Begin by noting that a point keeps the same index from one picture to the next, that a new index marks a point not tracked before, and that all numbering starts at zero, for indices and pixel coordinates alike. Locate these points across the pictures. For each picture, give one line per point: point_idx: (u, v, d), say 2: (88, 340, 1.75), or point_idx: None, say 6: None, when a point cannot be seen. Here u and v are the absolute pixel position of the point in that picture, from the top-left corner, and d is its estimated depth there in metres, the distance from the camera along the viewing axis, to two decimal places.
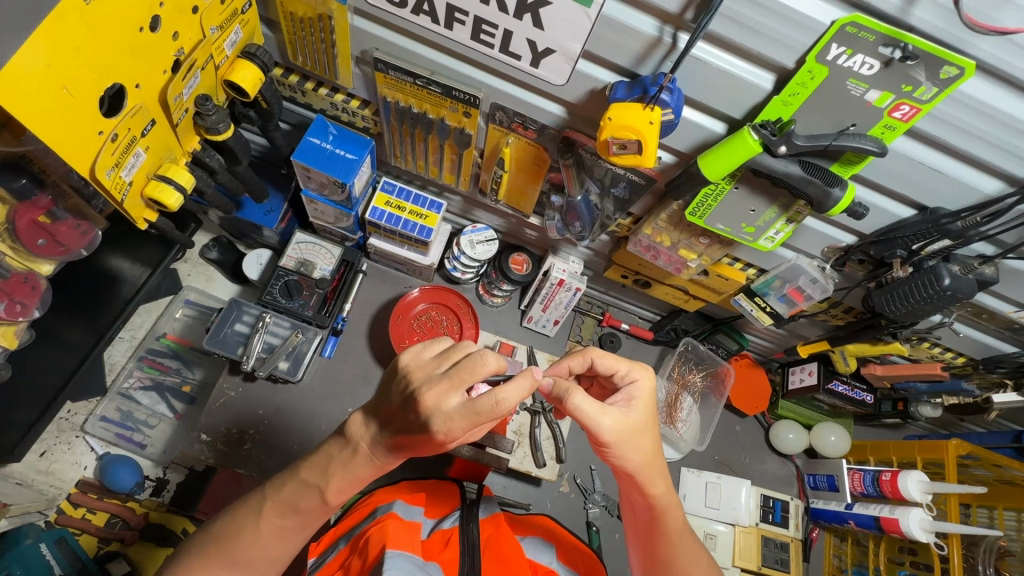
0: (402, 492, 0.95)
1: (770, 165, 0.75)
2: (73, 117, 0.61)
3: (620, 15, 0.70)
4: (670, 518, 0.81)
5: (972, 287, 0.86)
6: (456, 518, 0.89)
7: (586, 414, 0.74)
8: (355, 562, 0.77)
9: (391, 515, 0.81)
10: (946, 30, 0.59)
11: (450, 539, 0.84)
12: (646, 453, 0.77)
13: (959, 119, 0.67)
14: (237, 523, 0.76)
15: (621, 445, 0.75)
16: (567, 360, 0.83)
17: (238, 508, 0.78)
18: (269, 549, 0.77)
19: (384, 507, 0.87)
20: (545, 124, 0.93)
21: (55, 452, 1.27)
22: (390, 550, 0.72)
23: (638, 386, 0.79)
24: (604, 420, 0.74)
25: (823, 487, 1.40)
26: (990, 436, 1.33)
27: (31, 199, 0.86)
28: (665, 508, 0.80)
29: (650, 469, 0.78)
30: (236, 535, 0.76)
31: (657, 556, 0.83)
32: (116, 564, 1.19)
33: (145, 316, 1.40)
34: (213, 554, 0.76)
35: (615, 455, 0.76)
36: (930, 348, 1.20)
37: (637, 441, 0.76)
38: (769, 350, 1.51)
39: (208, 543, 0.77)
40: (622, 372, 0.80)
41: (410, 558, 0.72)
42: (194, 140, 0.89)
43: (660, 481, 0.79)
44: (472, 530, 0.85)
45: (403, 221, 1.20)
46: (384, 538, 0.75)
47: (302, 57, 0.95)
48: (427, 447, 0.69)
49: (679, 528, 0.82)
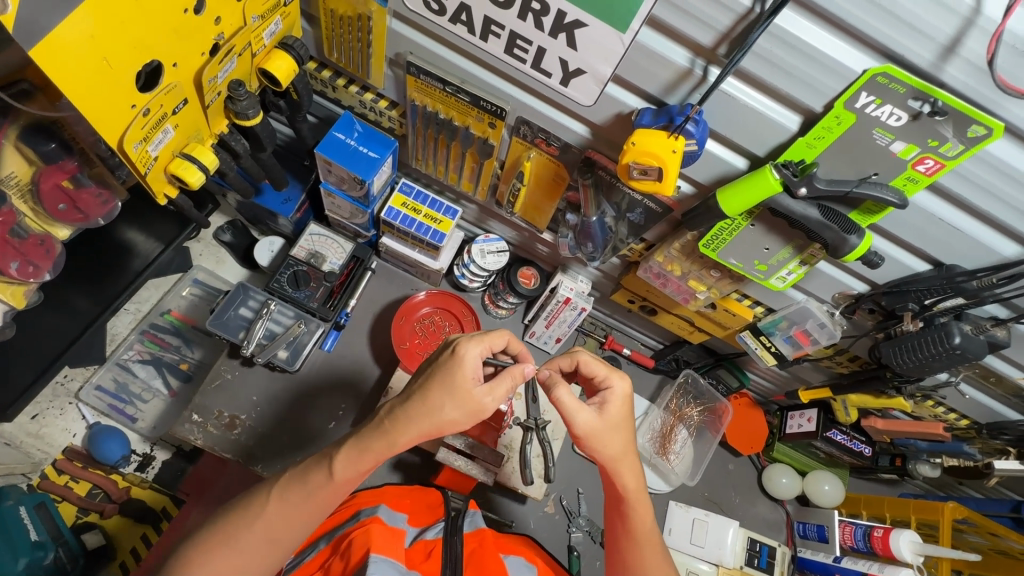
0: (387, 497, 0.95)
1: (788, 206, 0.76)
2: (110, 87, 0.62)
3: (653, 43, 0.71)
4: (636, 517, 0.83)
5: (982, 349, 0.83)
6: (440, 529, 0.88)
7: (566, 406, 0.78)
8: (336, 563, 0.77)
9: (375, 519, 0.80)
10: (977, 91, 0.58)
11: (433, 551, 0.83)
12: (619, 448, 0.81)
13: (982, 178, 0.66)
14: (269, 499, 0.77)
15: (593, 442, 0.80)
16: (557, 359, 0.88)
17: (264, 495, 0.78)
18: (273, 526, 0.76)
19: (368, 510, 0.86)
20: (567, 142, 0.94)
21: (47, 416, 1.29)
22: (374, 555, 0.72)
23: (612, 394, 0.81)
24: (581, 416, 0.79)
25: (812, 537, 1.38)
26: (988, 504, 1.30)
27: (57, 163, 0.86)
28: (635, 504, 0.83)
29: (625, 461, 0.82)
30: (267, 510, 0.76)
31: (621, 560, 0.84)
32: (91, 536, 1.22)
33: (152, 291, 1.41)
34: (236, 517, 0.77)
35: (590, 450, 0.81)
36: (934, 407, 1.17)
37: (614, 437, 0.80)
38: (769, 391, 1.48)
39: (231, 518, 0.78)
40: (601, 376, 0.83)
41: (393, 565, 0.72)
42: (222, 123, 0.89)
43: (631, 475, 0.82)
44: (455, 546, 0.83)
45: (417, 223, 1.22)
46: (368, 541, 0.75)
47: (337, 54, 0.97)
48: (450, 393, 0.74)
49: (647, 531, 0.83)
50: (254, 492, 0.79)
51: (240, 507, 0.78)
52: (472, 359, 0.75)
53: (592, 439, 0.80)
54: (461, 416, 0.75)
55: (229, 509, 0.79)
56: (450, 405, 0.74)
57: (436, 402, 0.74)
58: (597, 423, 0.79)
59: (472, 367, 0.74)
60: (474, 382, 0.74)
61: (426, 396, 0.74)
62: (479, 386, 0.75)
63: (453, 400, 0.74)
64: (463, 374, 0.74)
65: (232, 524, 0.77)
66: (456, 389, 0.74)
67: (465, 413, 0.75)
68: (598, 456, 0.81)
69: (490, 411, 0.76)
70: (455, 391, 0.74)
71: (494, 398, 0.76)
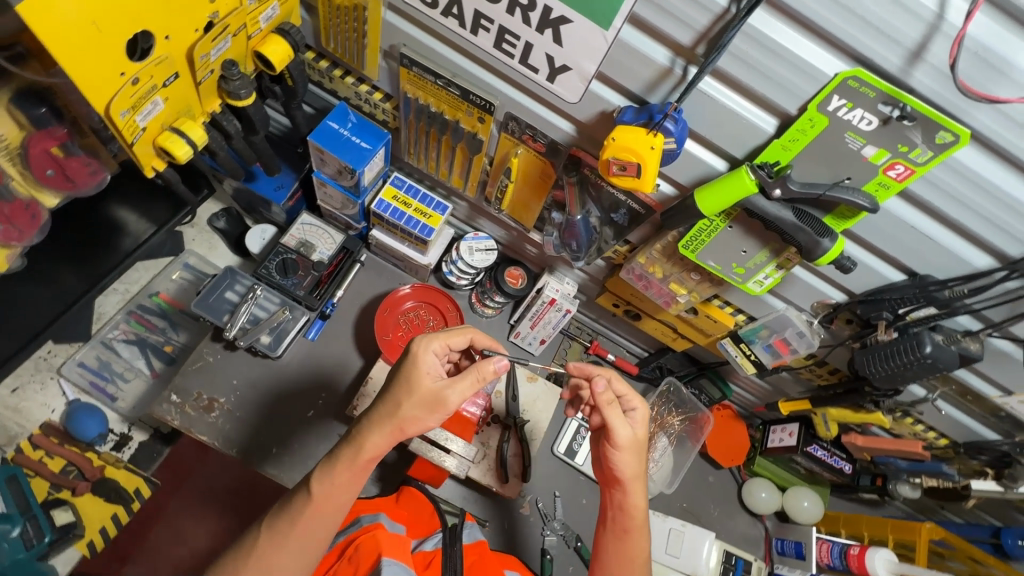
0: (385, 507, 1.00)
1: (764, 207, 0.77)
2: (98, 52, 0.64)
3: (635, 41, 0.72)
4: (634, 543, 0.88)
5: (954, 360, 0.83)
6: (440, 540, 0.94)
7: (611, 416, 0.87)
8: (342, 566, 0.83)
9: (380, 525, 0.86)
10: (942, 96, 0.59)
11: (433, 561, 0.90)
12: (638, 467, 0.90)
13: (952, 186, 0.67)
14: (260, 533, 0.78)
15: (624, 453, 0.88)
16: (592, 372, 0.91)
17: (253, 539, 0.78)
18: (267, 556, 0.76)
19: (370, 516, 0.92)
20: (554, 139, 0.95)
21: (27, 389, 1.29)
22: (386, 558, 0.79)
23: (640, 413, 0.91)
24: (620, 428, 0.87)
25: (789, 553, 1.36)
26: (968, 529, 1.28)
27: (47, 129, 0.87)
28: (638, 531, 0.88)
29: (641, 481, 0.90)
30: (259, 544, 0.77)
31: None
32: (61, 513, 1.23)
33: (142, 272, 1.41)
34: (235, 559, 0.77)
35: (616, 462, 0.89)
36: (913, 425, 1.17)
37: (635, 454, 0.89)
38: (750, 403, 1.49)
39: (229, 561, 0.78)
40: (629, 398, 0.92)
41: (403, 568, 0.79)
42: (215, 102, 0.91)
43: (641, 496, 0.90)
44: (455, 558, 0.90)
45: (406, 216, 1.23)
46: (378, 546, 0.81)
47: (334, 44, 1.00)
48: (407, 389, 0.79)
49: (640, 558, 0.87)
50: (244, 535, 0.80)
51: (236, 549, 0.79)
52: (425, 356, 0.81)
53: (621, 450, 0.89)
54: (421, 410, 0.79)
55: (228, 552, 0.80)
56: (407, 401, 0.79)
57: (395, 400, 0.80)
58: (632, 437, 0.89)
59: (427, 361, 0.81)
60: (429, 376, 0.80)
61: (385, 397, 0.81)
62: (436, 380, 0.81)
63: (410, 397, 0.79)
64: (419, 370, 0.80)
65: (232, 564, 0.77)
66: (414, 385, 0.79)
67: (425, 406, 0.79)
68: (620, 469, 0.89)
69: (452, 402, 0.80)
70: (410, 386, 0.79)
71: (457, 391, 0.80)
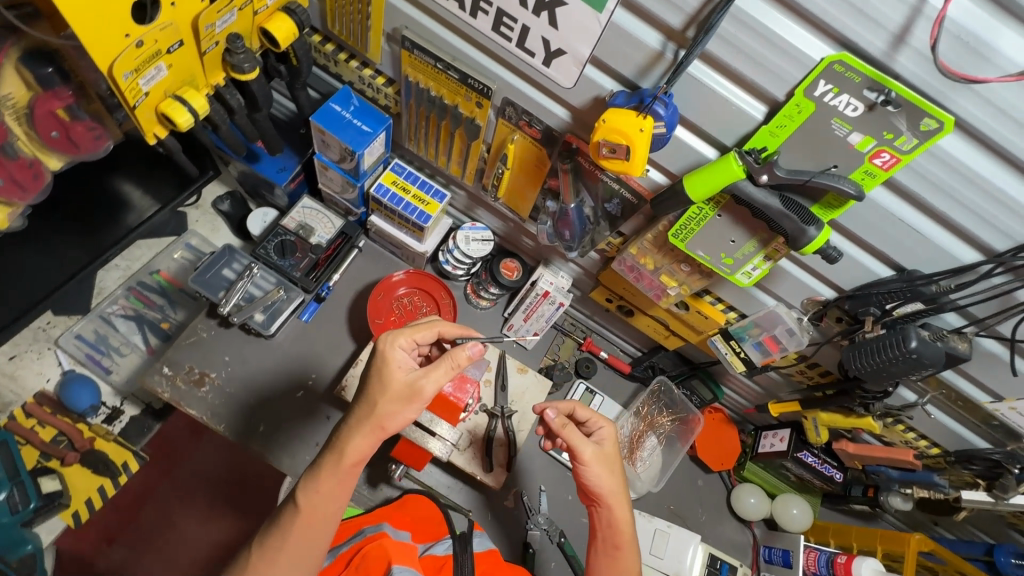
0: (390, 516, 0.99)
1: (751, 194, 0.77)
2: (103, 12, 0.66)
3: (627, 25, 0.74)
4: (621, 556, 0.88)
5: (940, 358, 0.82)
6: (450, 545, 0.92)
7: (571, 436, 0.89)
8: None
9: (384, 534, 0.86)
10: (924, 79, 0.60)
11: (444, 566, 0.88)
12: (615, 482, 0.90)
13: (936, 175, 0.67)
14: (254, 550, 0.78)
15: (595, 472, 0.89)
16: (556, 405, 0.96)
17: (245, 559, 0.78)
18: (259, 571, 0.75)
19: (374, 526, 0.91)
20: (549, 125, 0.97)
21: (24, 358, 1.32)
22: (395, 566, 0.78)
23: (604, 431, 0.94)
24: (584, 447, 0.89)
25: (777, 561, 1.34)
26: (961, 544, 1.25)
27: (53, 90, 0.89)
28: (625, 545, 0.89)
29: (620, 495, 0.91)
30: (253, 561, 0.77)
31: None
32: (48, 480, 1.25)
33: (145, 249, 1.44)
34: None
35: (591, 483, 0.89)
36: (904, 432, 1.15)
37: (609, 468, 0.90)
38: (741, 406, 1.47)
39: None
40: (591, 421, 0.96)
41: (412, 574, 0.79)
42: (219, 76, 0.93)
43: (625, 508, 0.90)
44: (465, 564, 0.88)
45: (404, 202, 1.24)
46: (386, 555, 0.81)
47: (339, 26, 1.02)
48: (381, 388, 0.80)
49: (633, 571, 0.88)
50: (237, 558, 0.80)
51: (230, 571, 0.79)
52: (393, 352, 0.83)
53: (592, 467, 0.90)
54: (398, 404, 0.80)
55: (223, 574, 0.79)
56: (382, 398, 0.80)
57: (370, 400, 0.80)
58: (598, 453, 0.91)
59: (398, 356, 0.82)
60: (400, 369, 0.82)
61: (358, 399, 0.82)
62: (408, 372, 0.82)
63: (386, 395, 0.80)
64: (389, 366, 0.81)
65: None
66: (386, 380, 0.80)
67: (402, 399, 0.80)
68: (598, 489, 0.89)
69: (428, 391, 0.81)
70: (382, 380, 0.81)
71: (431, 380, 0.81)
